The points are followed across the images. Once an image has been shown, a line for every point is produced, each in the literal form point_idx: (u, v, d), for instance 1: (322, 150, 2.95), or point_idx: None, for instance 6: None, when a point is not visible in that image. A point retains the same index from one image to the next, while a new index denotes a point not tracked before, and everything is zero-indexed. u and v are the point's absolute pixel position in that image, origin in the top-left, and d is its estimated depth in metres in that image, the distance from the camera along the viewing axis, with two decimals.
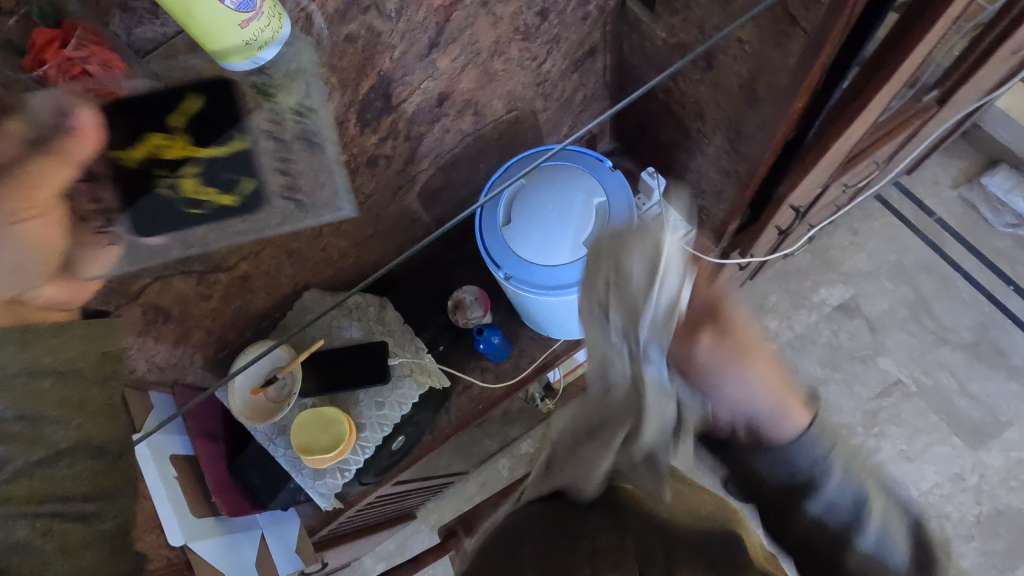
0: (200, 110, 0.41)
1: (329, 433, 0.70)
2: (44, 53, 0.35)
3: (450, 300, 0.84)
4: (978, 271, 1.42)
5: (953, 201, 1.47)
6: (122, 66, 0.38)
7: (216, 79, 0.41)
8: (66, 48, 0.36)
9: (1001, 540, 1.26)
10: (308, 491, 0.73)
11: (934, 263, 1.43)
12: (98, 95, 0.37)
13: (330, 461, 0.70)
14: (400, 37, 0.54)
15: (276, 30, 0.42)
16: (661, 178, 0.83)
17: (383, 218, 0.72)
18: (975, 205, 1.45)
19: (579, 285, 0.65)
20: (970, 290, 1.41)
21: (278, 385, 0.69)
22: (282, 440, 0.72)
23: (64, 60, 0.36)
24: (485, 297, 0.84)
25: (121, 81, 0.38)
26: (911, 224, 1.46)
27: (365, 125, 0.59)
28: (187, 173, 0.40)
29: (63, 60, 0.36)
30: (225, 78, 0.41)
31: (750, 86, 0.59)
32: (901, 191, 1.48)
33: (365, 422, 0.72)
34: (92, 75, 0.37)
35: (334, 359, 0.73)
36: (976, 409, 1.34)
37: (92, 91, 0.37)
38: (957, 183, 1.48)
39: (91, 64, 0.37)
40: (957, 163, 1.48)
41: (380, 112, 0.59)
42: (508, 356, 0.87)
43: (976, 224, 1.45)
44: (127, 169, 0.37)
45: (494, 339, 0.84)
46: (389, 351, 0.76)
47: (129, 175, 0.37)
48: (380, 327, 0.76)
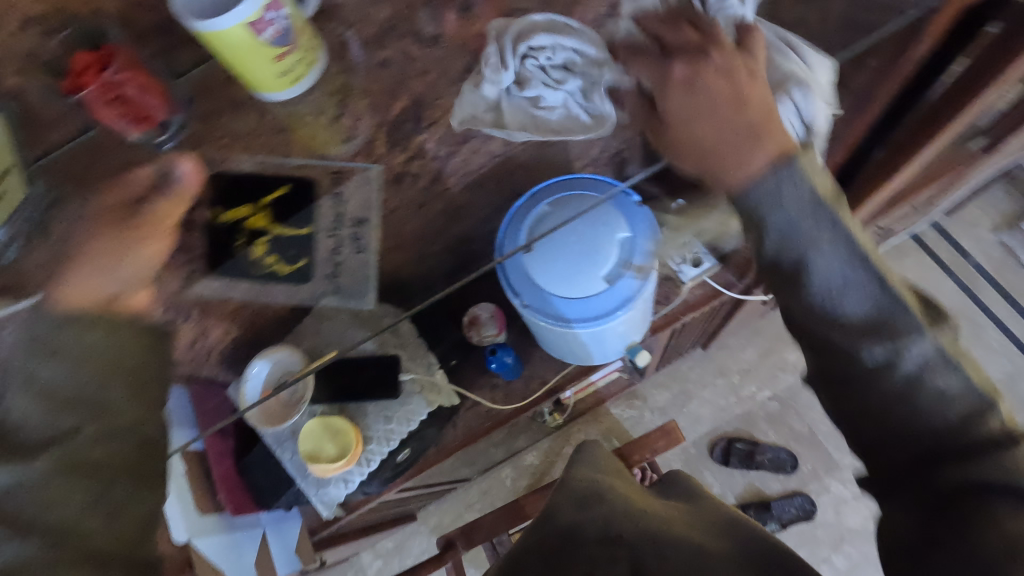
0: (285, 195, 0.55)
1: (336, 442, 0.72)
2: (87, 78, 0.49)
3: (465, 317, 0.80)
4: (1011, 320, 1.38)
5: (992, 245, 1.42)
6: (153, 86, 0.53)
7: (304, 175, 0.56)
8: (106, 72, 0.49)
9: None
10: (310, 496, 0.75)
11: (965, 307, 1.40)
12: (134, 113, 0.51)
13: (336, 471, 0.72)
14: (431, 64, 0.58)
15: (301, 69, 0.54)
16: None
17: None
18: (1015, 251, 1.41)
19: (596, 319, 0.63)
20: (1001, 339, 1.37)
21: (290, 390, 0.68)
22: (288, 446, 0.72)
23: (103, 84, 0.49)
24: (501, 317, 0.81)
25: (154, 101, 0.53)
26: (945, 265, 1.42)
27: (393, 145, 0.59)
28: (262, 240, 0.53)
29: (103, 83, 0.49)
30: (307, 176, 0.56)
31: None
32: (937, 231, 1.44)
33: (372, 435, 0.74)
34: (128, 95, 0.51)
35: (344, 370, 0.71)
36: None
37: (126, 109, 0.51)
38: (998, 227, 1.43)
39: (127, 86, 0.50)
40: (1000, 205, 1.44)
41: (409, 133, 0.60)
42: (519, 376, 0.87)
43: (1012, 270, 1.41)
44: (217, 225, 0.51)
45: (507, 358, 0.85)
46: (402, 366, 0.75)
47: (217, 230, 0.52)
48: (395, 341, 0.72)
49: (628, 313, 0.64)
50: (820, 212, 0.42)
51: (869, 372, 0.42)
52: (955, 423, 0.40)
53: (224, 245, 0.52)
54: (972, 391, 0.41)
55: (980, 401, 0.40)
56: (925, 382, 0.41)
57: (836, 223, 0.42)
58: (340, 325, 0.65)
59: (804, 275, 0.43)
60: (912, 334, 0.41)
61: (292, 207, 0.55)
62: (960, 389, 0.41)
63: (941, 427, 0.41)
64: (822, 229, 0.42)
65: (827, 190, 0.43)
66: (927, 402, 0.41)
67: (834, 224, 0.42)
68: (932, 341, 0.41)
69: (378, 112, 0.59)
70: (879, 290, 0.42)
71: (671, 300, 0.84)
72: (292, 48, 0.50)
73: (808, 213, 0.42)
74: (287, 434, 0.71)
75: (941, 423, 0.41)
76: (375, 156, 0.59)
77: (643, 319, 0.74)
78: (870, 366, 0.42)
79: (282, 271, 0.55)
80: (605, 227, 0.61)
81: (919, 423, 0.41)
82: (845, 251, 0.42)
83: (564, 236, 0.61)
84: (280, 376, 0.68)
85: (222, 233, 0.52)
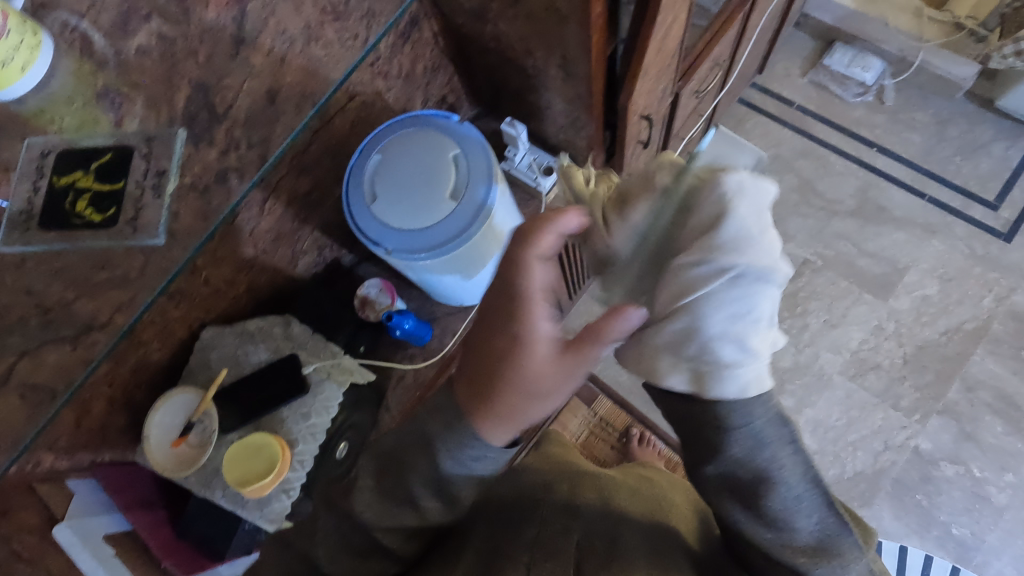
0: (110, 159, 0.51)
1: (262, 459, 0.69)
2: None
3: (356, 299, 0.87)
4: (845, 143, 1.53)
5: (806, 87, 1.58)
6: None
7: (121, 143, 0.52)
8: None
9: (929, 371, 1.35)
10: (258, 523, 0.71)
11: (806, 147, 1.54)
12: None
13: (270, 486, 0.69)
14: (198, 40, 0.55)
15: (33, 53, 0.51)
16: (521, 125, 0.88)
17: (260, 234, 0.75)
18: (825, 85, 1.57)
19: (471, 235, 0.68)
20: (843, 162, 1.52)
21: (198, 429, 0.70)
22: (218, 482, 0.71)
23: None
24: (388, 287, 0.87)
25: None
26: (778, 118, 1.57)
27: (197, 140, 0.58)
28: (81, 198, 0.51)
29: None
30: (126, 145, 0.52)
31: (554, 8, 0.60)
32: (760, 91, 1.59)
33: (296, 437, 0.72)
34: None
35: (248, 388, 0.73)
36: (877, 265, 1.44)
37: None
38: (806, 71, 1.59)
39: None
40: (801, 53, 1.60)
41: (209, 123, 0.58)
42: (427, 338, 0.90)
43: (831, 102, 1.57)
44: (55, 188, 0.51)
45: (408, 323, 0.87)
46: (303, 360, 0.76)
47: (56, 190, 0.51)
48: (289, 343, 0.77)
49: (476, 233, 0.68)
50: (742, 415, 0.46)
51: (751, 494, 0.48)
52: (805, 546, 0.49)
53: (48, 210, 0.51)
54: (825, 529, 0.48)
55: (838, 538, 0.48)
56: (769, 499, 0.47)
57: (755, 407, 0.46)
58: (229, 347, 0.74)
59: (718, 446, 0.47)
60: (775, 463, 0.47)
61: (111, 174, 0.51)
62: (801, 549, 0.49)
63: (791, 545, 0.49)
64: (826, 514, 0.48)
65: (776, 410, 0.47)
66: (775, 509, 0.47)
67: (753, 425, 0.46)
68: (815, 515, 0.48)
69: (163, 103, 0.54)
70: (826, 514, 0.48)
71: (540, 215, 0.92)
72: (27, 166, 0.51)
73: (736, 419, 0.46)
74: (212, 471, 0.71)
75: (788, 524, 0.48)
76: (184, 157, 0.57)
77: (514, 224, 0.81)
78: (720, 482, 0.49)
79: (98, 223, 0.51)
80: (432, 156, 0.68)
81: (775, 534, 0.49)
82: (757, 434, 0.46)
83: (402, 172, 0.68)
84: (184, 419, 0.70)
85: (50, 201, 0.51)
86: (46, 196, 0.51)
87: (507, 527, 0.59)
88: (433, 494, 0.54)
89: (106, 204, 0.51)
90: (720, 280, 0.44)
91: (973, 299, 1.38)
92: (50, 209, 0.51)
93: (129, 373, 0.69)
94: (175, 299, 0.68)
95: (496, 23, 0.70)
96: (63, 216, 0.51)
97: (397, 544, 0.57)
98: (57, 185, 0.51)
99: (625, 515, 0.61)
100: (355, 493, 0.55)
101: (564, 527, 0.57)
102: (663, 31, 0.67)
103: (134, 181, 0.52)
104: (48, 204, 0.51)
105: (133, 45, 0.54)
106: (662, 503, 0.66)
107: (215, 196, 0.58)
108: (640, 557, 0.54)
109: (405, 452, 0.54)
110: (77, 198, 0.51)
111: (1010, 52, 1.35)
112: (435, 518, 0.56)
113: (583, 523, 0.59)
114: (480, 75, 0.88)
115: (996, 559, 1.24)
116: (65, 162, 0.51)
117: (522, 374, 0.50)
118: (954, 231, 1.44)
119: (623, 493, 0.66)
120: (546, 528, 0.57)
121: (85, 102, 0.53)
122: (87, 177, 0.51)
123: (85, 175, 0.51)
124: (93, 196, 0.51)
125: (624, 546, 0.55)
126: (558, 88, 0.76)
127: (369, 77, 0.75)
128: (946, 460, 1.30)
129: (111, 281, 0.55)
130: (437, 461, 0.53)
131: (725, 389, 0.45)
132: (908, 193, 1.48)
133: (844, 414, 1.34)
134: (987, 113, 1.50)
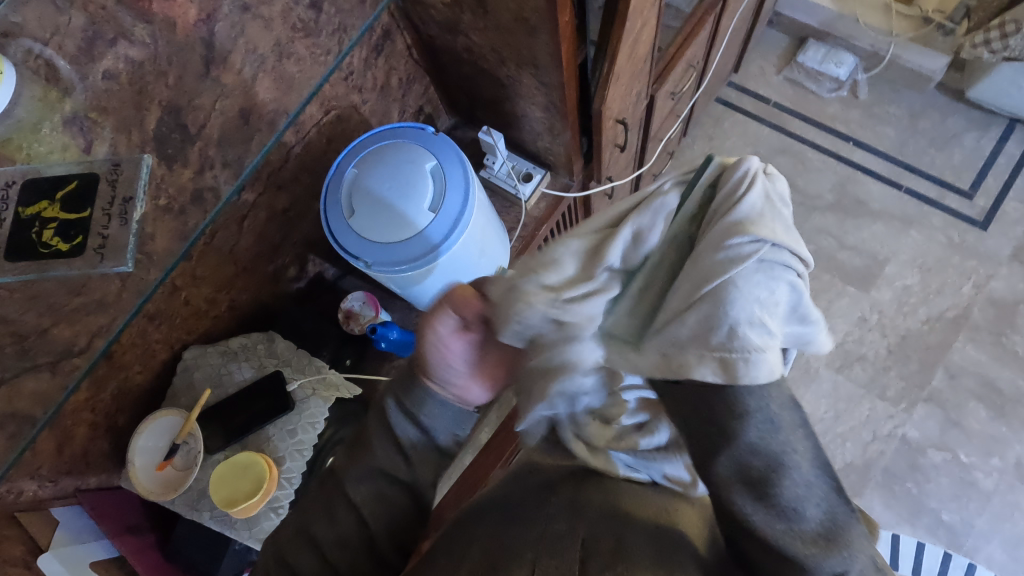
0: (78, 185, 0.47)
1: (249, 478, 0.69)
2: None
3: (340, 313, 0.87)
4: (822, 138, 1.55)
5: (782, 85, 1.60)
6: None
7: (89, 171, 0.48)
8: None
9: (913, 360, 1.37)
10: (248, 543, 0.71)
11: (784, 143, 1.56)
12: None
13: (258, 506, 0.68)
14: (168, 62, 0.55)
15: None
16: (498, 134, 0.90)
17: (240, 252, 0.74)
18: (800, 82, 1.60)
19: (451, 244, 0.68)
20: (821, 157, 1.54)
21: (183, 451, 0.70)
22: (205, 504, 0.71)
23: None
24: (372, 299, 0.87)
25: None
26: (755, 116, 1.59)
27: (170, 161, 0.58)
28: (47, 228, 0.45)
29: None
30: (93, 172, 0.48)
31: (522, 18, 0.61)
32: (737, 90, 1.61)
33: (283, 454, 0.71)
34: None
35: (231, 407, 0.73)
36: (858, 257, 1.46)
37: None
38: (781, 68, 1.61)
39: None
40: (776, 51, 1.63)
41: (182, 144, 0.58)
42: (412, 349, 0.90)
43: (807, 99, 1.59)
44: (21, 219, 0.46)
45: (393, 334, 0.85)
46: (287, 377, 0.75)
47: (21, 222, 0.46)
48: (272, 360, 0.77)
49: (455, 242, 0.68)
50: (754, 401, 0.45)
51: (762, 482, 0.44)
52: (815, 535, 0.43)
53: (13, 243, 0.45)
54: (832, 513, 0.43)
55: (851, 528, 0.43)
56: (780, 486, 0.44)
57: (770, 392, 0.45)
58: (211, 366, 0.74)
59: (729, 430, 0.45)
60: (788, 447, 0.44)
61: (80, 200, 0.46)
62: (812, 540, 0.43)
63: (803, 538, 0.43)
64: (833, 498, 0.44)
65: (786, 395, 0.45)
66: (786, 498, 0.43)
67: (766, 407, 0.45)
68: (828, 503, 0.44)
69: (134, 127, 0.54)
70: (836, 499, 0.44)
71: (521, 221, 0.93)
72: None
73: (752, 402, 0.44)
74: (199, 492, 0.71)
75: (798, 512, 0.43)
76: (158, 179, 0.57)
77: (494, 232, 0.81)
78: (732, 469, 0.45)
79: (66, 252, 0.45)
80: (408, 168, 0.69)
81: (787, 525, 0.43)
82: (773, 416, 0.44)
83: (379, 185, 0.68)
84: (168, 440, 0.70)
85: (14, 232, 0.45)
86: (10, 227, 0.45)
87: (509, 532, 0.56)
88: (413, 447, 0.57)
89: (73, 231, 0.45)
90: (750, 262, 0.43)
91: (953, 288, 1.40)
92: (14, 241, 0.45)
93: (110, 398, 0.68)
94: (155, 321, 0.68)
95: (468, 34, 0.71)
96: (28, 246, 0.45)
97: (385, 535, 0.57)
98: (21, 215, 0.46)
99: (631, 512, 0.56)
100: (350, 460, 0.58)
101: (569, 527, 0.55)
102: (632, 37, 0.68)
103: (100, 208, 0.47)
104: (11, 235, 0.45)
105: (101, 69, 0.51)
106: (672, 501, 0.60)
107: (191, 216, 0.60)
108: (645, 553, 0.51)
109: (392, 405, 0.58)
110: (43, 227, 0.45)
111: (980, 41, 1.34)
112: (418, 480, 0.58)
113: (590, 520, 0.55)
114: (456, 85, 0.88)
115: (985, 544, 1.26)
116: (30, 192, 0.46)
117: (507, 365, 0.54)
118: (931, 222, 1.46)
119: (629, 490, 0.60)
120: (552, 528, 0.55)
121: (52, 128, 0.49)
122: (54, 207, 0.46)
123: (51, 203, 0.46)
124: (59, 225, 0.46)
125: (628, 541, 0.52)
126: (531, 95, 0.76)
127: (343, 91, 0.75)
128: (933, 448, 1.32)
129: (88, 306, 0.55)
130: (416, 412, 0.57)
131: (754, 371, 0.42)
132: (886, 186, 1.50)
133: (831, 407, 1.36)
134: (959, 104, 1.53)
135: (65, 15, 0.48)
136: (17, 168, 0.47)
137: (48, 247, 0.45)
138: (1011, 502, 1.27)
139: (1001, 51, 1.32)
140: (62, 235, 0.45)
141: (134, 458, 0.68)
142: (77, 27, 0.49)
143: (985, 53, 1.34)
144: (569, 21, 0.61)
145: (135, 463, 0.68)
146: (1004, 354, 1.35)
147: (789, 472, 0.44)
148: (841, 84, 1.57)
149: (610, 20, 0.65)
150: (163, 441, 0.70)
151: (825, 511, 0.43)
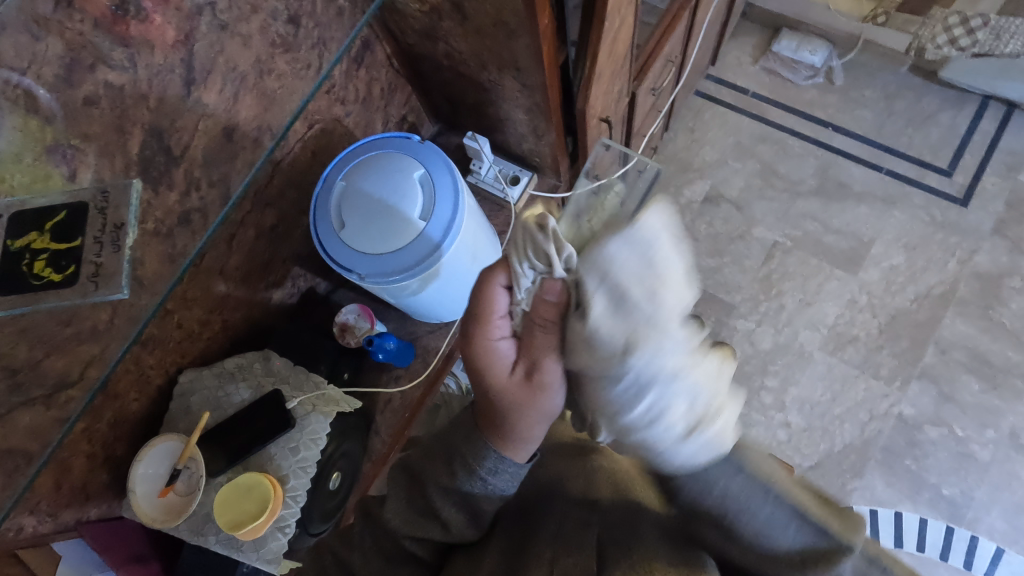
0: (67, 215, 0.46)
1: (253, 498, 0.68)
2: None
3: (335, 326, 0.86)
4: (801, 125, 1.57)
5: (759, 75, 1.62)
6: None
7: (78, 200, 0.47)
8: None
9: (904, 338, 1.39)
10: (257, 565, 0.70)
11: (765, 132, 1.57)
12: None
13: (265, 525, 0.67)
14: (148, 84, 0.55)
15: None
16: (483, 138, 0.90)
17: (230, 271, 0.74)
18: (777, 70, 1.62)
19: (444, 250, 0.68)
20: (801, 143, 1.56)
21: (184, 476, 0.69)
22: (211, 527, 0.70)
23: None
24: (366, 310, 0.87)
25: None
26: (734, 106, 1.60)
27: (156, 185, 0.57)
28: (38, 259, 0.45)
29: None
30: (81, 199, 0.47)
31: (502, 22, 0.61)
32: (715, 81, 1.63)
33: (287, 472, 0.71)
34: None
35: (231, 428, 0.72)
36: (844, 240, 1.47)
37: None
38: (757, 58, 1.63)
39: None
40: (750, 41, 1.64)
41: (166, 165, 0.58)
42: (410, 358, 0.90)
43: (784, 87, 1.61)
44: (12, 251, 0.45)
45: (390, 344, 0.87)
46: (287, 394, 0.74)
47: (10, 252, 0.45)
48: (270, 377, 0.76)
49: (447, 250, 0.68)
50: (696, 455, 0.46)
51: (715, 507, 0.47)
52: (787, 552, 0.46)
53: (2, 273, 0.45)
54: (805, 534, 0.45)
55: (820, 544, 0.45)
56: (737, 522, 0.48)
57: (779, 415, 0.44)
58: (208, 388, 0.73)
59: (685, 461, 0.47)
60: (734, 480, 0.46)
61: (70, 230, 0.46)
62: (785, 554, 0.46)
63: (769, 551, 0.47)
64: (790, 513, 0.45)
65: None
66: (743, 522, 0.47)
67: None
68: (781, 519, 0.46)
69: (118, 152, 0.53)
70: (793, 518, 0.46)
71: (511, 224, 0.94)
72: None
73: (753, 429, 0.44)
74: (204, 516, 0.70)
75: (759, 534, 0.47)
76: (145, 204, 0.56)
77: (486, 236, 0.82)
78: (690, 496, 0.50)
79: (58, 283, 0.46)
80: (394, 177, 0.68)
81: (749, 540, 0.47)
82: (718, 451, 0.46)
83: (367, 196, 0.68)
84: (169, 466, 0.69)
85: (3, 264, 0.45)
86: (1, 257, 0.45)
87: (523, 533, 0.56)
88: (455, 505, 0.54)
89: (66, 264, 0.45)
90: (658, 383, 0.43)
91: (938, 265, 1.43)
92: (6, 272, 0.45)
93: (106, 427, 0.67)
94: (148, 346, 0.67)
95: (448, 41, 0.71)
96: (21, 278, 0.45)
97: (420, 550, 0.56)
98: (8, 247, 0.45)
99: (644, 508, 0.57)
100: (387, 502, 0.57)
101: (583, 522, 0.55)
102: (612, 35, 0.69)
103: (91, 236, 0.46)
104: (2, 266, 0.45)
105: (80, 95, 0.50)
106: None
107: (179, 238, 0.59)
108: (656, 539, 0.52)
109: (426, 466, 0.56)
110: (32, 258, 0.45)
111: (945, 41, 1.38)
112: (461, 535, 0.55)
113: (604, 517, 0.56)
114: (438, 92, 0.88)
115: (986, 515, 1.27)
116: (18, 222, 0.45)
117: (501, 400, 0.53)
118: (912, 201, 1.48)
119: (639, 484, 0.62)
120: (565, 524, 0.55)
121: (35, 158, 0.48)
122: (45, 238, 0.45)
123: (40, 234, 0.45)
124: (50, 256, 0.45)
125: (643, 531, 0.53)
126: (514, 98, 0.77)
127: (326, 104, 0.75)
128: (930, 423, 1.33)
129: (80, 335, 0.53)
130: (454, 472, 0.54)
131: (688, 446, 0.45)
132: (867, 168, 1.52)
133: (827, 389, 1.37)
134: (931, 84, 1.55)
135: (42, 42, 0.47)
136: (1, 200, 0.45)
137: (41, 278, 0.45)
138: (1008, 471, 1.29)
139: (969, 47, 1.36)
140: (54, 268, 0.45)
141: (134, 486, 0.67)
142: (54, 55, 0.48)
143: (952, 51, 1.38)
144: (549, 22, 0.61)
145: (135, 492, 0.67)
146: (992, 327, 1.38)
147: (738, 507, 0.47)
148: (817, 71, 1.59)
149: (589, 19, 0.66)
150: (163, 468, 0.69)
151: (787, 529, 0.46)
